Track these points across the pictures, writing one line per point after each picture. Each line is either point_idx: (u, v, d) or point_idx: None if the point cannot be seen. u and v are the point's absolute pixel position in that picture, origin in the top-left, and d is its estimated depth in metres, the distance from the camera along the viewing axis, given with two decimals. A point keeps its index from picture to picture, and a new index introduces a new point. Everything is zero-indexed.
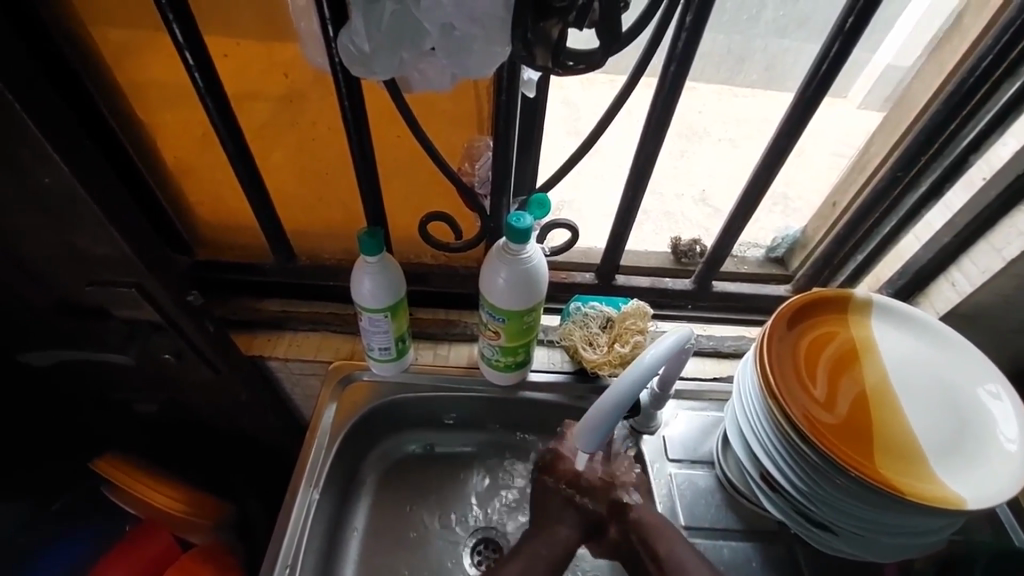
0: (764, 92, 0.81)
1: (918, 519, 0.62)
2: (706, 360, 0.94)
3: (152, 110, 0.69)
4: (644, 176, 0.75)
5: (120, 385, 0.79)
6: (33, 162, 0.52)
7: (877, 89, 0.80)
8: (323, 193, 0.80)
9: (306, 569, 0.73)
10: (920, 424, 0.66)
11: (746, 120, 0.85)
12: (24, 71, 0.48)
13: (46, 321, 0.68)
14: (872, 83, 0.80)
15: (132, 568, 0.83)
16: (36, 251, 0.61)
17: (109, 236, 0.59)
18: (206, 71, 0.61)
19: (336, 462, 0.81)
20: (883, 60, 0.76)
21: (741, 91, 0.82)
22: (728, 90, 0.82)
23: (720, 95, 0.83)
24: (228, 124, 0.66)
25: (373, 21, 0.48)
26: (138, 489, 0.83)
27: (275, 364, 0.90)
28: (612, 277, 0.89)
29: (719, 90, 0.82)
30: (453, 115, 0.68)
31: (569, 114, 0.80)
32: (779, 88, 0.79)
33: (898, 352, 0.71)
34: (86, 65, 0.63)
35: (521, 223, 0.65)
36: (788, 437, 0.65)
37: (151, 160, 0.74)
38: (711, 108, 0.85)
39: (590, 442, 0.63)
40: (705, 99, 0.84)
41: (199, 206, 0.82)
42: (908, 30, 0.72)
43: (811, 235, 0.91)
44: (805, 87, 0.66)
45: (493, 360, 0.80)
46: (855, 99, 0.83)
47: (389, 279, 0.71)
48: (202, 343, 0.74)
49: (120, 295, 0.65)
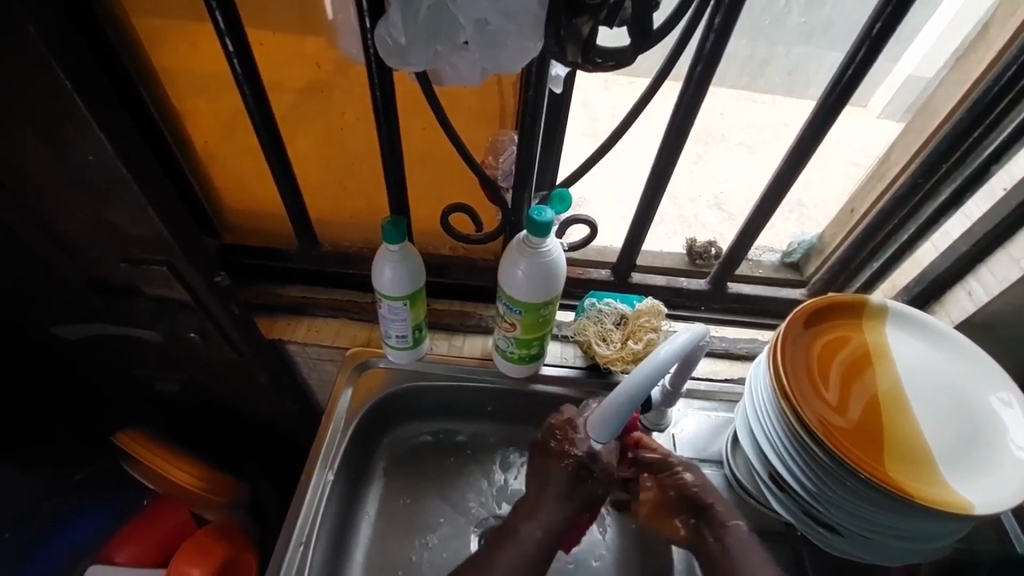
0: (783, 98, 0.82)
1: (927, 523, 0.63)
2: (718, 361, 0.94)
3: (188, 98, 0.71)
4: (666, 176, 0.75)
5: (145, 362, 0.81)
6: (79, 142, 0.54)
7: (898, 98, 0.80)
8: (348, 183, 0.81)
9: (319, 547, 0.75)
10: (932, 430, 0.67)
11: (764, 128, 0.86)
12: (77, 54, 0.50)
13: (77, 296, 0.70)
14: (894, 91, 0.79)
15: (151, 539, 0.86)
16: (73, 228, 0.63)
17: (147, 217, 0.62)
18: (244, 58, 0.63)
19: (351, 445, 0.83)
20: (906, 70, 0.76)
21: (760, 98, 0.83)
22: (746, 95, 0.83)
23: (739, 100, 0.84)
24: (262, 111, 0.68)
25: (409, 17, 0.49)
26: (154, 462, 0.86)
27: (294, 348, 0.92)
28: (628, 275, 0.90)
29: (737, 95, 0.84)
30: (478, 110, 0.69)
31: (589, 115, 0.81)
32: (801, 95, 0.80)
33: (911, 357, 0.71)
34: (128, 50, 0.65)
35: (542, 216, 0.66)
36: (799, 437, 0.65)
37: (184, 145, 0.76)
38: (728, 113, 0.86)
39: (604, 433, 0.65)
40: (725, 104, 0.86)
41: (227, 193, 0.84)
42: (932, 41, 0.72)
43: (828, 241, 0.91)
44: (829, 92, 0.66)
45: (508, 352, 0.82)
46: (874, 109, 0.83)
47: (410, 268, 0.73)
48: (227, 325, 0.76)
49: (152, 273, 0.68)
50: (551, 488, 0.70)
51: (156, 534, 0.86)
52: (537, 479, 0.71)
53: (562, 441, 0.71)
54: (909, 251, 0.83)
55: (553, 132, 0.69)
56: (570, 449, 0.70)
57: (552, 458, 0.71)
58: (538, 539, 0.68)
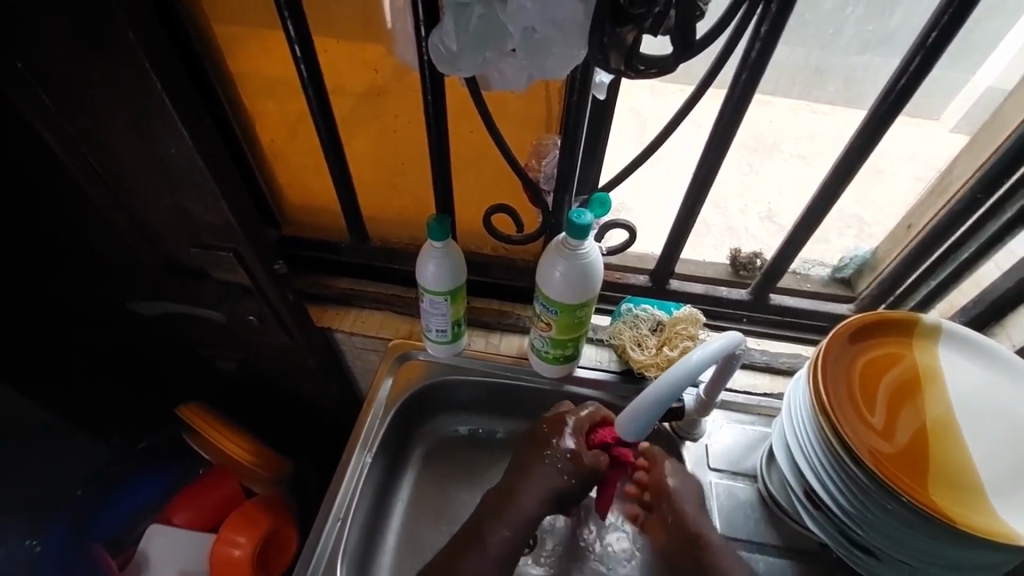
0: (843, 108, 0.80)
1: (973, 555, 0.60)
2: (758, 374, 0.92)
3: (258, 99, 0.77)
4: (708, 183, 0.75)
5: (208, 341, 0.88)
6: (165, 136, 0.61)
7: (972, 114, 0.79)
8: (398, 182, 0.86)
9: (355, 525, 0.79)
10: (986, 458, 0.63)
11: (820, 137, 0.85)
12: (169, 58, 0.57)
13: (153, 277, 0.77)
14: (968, 105, 0.78)
15: (204, 506, 0.92)
16: (154, 215, 0.70)
17: (219, 207, 0.68)
18: (310, 63, 0.69)
19: (389, 430, 0.87)
20: (984, 81, 0.74)
21: (821, 108, 0.82)
22: (806, 107, 0.83)
23: (797, 110, 0.84)
24: (323, 111, 0.73)
25: (462, 23, 0.52)
26: (213, 436, 0.92)
27: (340, 336, 0.97)
28: (666, 281, 0.90)
29: (796, 106, 0.83)
30: (523, 114, 0.72)
31: (636, 122, 0.82)
32: (858, 108, 0.79)
33: (965, 380, 0.68)
34: (209, 56, 0.72)
35: (581, 219, 0.68)
36: (836, 453, 0.64)
37: (253, 143, 0.83)
38: (783, 123, 0.86)
39: (633, 430, 0.66)
40: (780, 113, 0.85)
41: (288, 188, 0.90)
42: (1009, 56, 0.70)
43: (881, 257, 0.88)
44: (879, 104, 0.65)
45: (542, 351, 0.83)
46: (947, 122, 0.82)
47: (452, 262, 0.76)
48: (282, 310, 0.82)
49: (220, 259, 0.74)
50: (529, 479, 0.71)
51: (212, 501, 0.93)
52: (514, 471, 0.73)
53: (547, 434, 0.73)
54: (970, 268, 0.78)
55: (595, 138, 0.71)
56: (553, 445, 0.72)
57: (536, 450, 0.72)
58: (507, 537, 0.68)
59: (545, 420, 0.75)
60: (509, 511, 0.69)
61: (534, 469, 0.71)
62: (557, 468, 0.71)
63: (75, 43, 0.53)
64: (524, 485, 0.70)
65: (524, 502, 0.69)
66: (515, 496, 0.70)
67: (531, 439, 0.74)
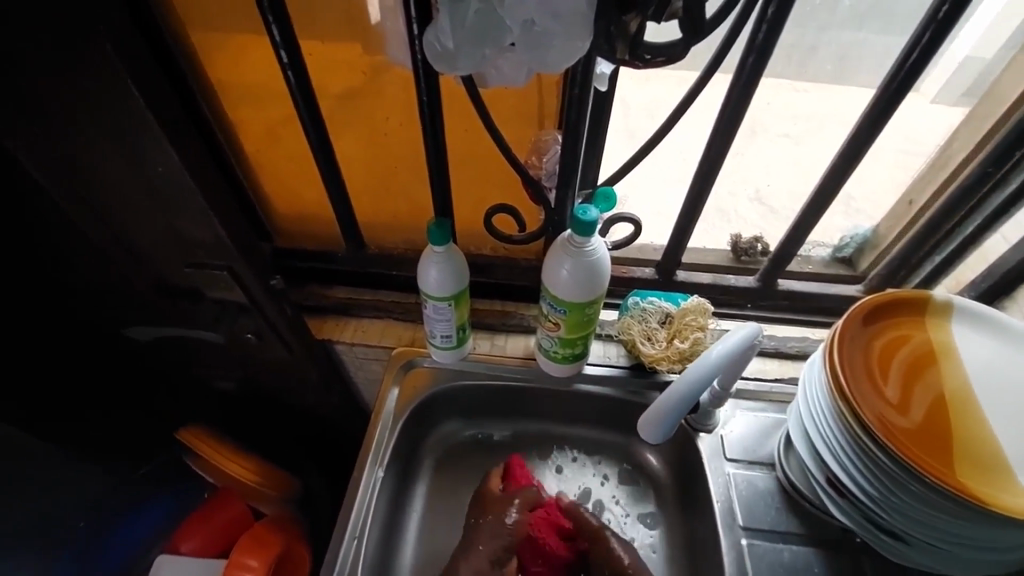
0: (826, 86, 0.79)
1: (1002, 534, 0.59)
2: (768, 360, 0.91)
3: (241, 107, 0.74)
4: (713, 173, 0.74)
5: (206, 361, 0.85)
6: (151, 154, 0.58)
7: (956, 81, 0.76)
8: (393, 185, 0.83)
9: (371, 542, 0.77)
10: (1007, 434, 0.63)
11: (805, 116, 0.83)
12: (149, 71, 0.54)
13: (144, 298, 0.74)
14: (948, 73, 0.76)
15: (211, 530, 0.90)
16: (142, 235, 0.67)
17: (211, 224, 0.65)
18: (297, 68, 0.66)
19: (400, 441, 0.85)
20: (964, 50, 0.72)
21: (803, 86, 0.80)
22: (788, 86, 0.80)
23: (778, 89, 0.81)
24: (314, 117, 0.71)
25: (457, 19, 0.50)
26: (213, 456, 0.89)
27: (341, 347, 0.95)
28: (673, 273, 0.89)
29: (777, 86, 0.81)
30: (521, 110, 0.70)
31: (623, 113, 0.81)
32: (844, 82, 0.78)
33: (982, 357, 0.68)
34: (189, 64, 0.69)
35: (586, 215, 0.66)
36: (857, 439, 0.63)
37: (239, 153, 0.80)
38: (767, 105, 0.83)
39: (661, 429, 0.71)
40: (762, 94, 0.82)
41: (277, 198, 0.87)
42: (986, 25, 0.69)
43: (883, 234, 0.87)
44: (886, 86, 0.64)
45: (550, 352, 0.82)
46: (928, 94, 0.80)
47: (454, 268, 0.74)
48: (281, 325, 0.80)
49: (214, 277, 0.71)
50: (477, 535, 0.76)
51: (214, 527, 0.90)
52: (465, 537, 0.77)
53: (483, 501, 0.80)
54: (976, 243, 0.78)
55: (596, 131, 0.69)
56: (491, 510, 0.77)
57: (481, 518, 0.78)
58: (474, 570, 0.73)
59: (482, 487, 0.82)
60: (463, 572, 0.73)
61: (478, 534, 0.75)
62: (502, 532, 0.75)
63: (51, 60, 0.50)
64: (474, 547, 0.74)
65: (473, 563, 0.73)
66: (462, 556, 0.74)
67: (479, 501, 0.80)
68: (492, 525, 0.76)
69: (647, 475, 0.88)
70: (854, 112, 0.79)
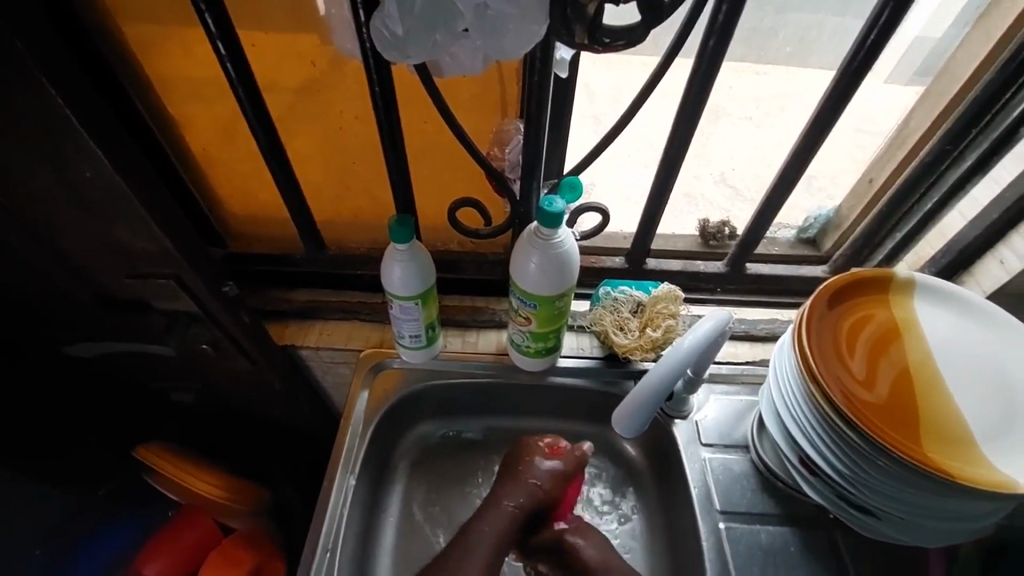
0: (789, 69, 0.79)
1: (968, 503, 0.60)
2: (740, 344, 0.92)
3: (183, 107, 0.70)
4: (678, 161, 0.74)
5: (160, 374, 0.80)
6: (76, 158, 0.53)
7: (904, 64, 0.75)
8: (351, 182, 0.80)
9: (345, 553, 0.74)
10: (970, 406, 0.64)
11: (764, 98, 0.83)
12: (66, 67, 0.49)
13: (85, 312, 0.69)
14: (896, 57, 0.75)
15: (175, 550, 0.85)
16: (76, 245, 0.62)
17: (150, 230, 0.60)
18: (238, 61, 0.61)
19: (370, 447, 0.82)
20: (910, 34, 0.71)
21: (765, 69, 0.79)
22: (750, 68, 0.79)
23: (741, 73, 0.80)
24: (260, 114, 0.66)
25: (405, 4, 0.47)
26: (174, 473, 0.85)
27: (307, 352, 0.91)
28: (643, 262, 0.88)
29: (737, 69, 0.80)
30: (479, 100, 0.67)
31: (586, 98, 0.78)
32: (802, 64, 0.77)
33: (943, 331, 0.69)
34: (118, 58, 0.64)
35: (552, 207, 0.64)
36: (828, 419, 0.64)
37: (183, 153, 0.75)
38: (726, 88, 0.82)
39: (634, 422, 0.70)
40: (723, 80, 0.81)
41: (229, 199, 0.83)
42: (931, 10, 0.68)
43: (845, 215, 0.88)
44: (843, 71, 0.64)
45: (523, 346, 0.80)
46: (882, 74, 0.78)
47: (419, 265, 0.71)
48: (237, 334, 0.76)
49: (160, 286, 0.67)
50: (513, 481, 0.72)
51: (179, 546, 0.86)
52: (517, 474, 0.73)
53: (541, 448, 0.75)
54: (933, 219, 0.80)
55: (559, 120, 0.67)
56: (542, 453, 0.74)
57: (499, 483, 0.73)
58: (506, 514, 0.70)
59: (512, 449, 0.76)
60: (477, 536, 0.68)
61: (506, 490, 0.71)
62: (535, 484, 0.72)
63: None
64: (499, 503, 0.70)
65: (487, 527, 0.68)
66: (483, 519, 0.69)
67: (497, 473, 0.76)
68: (523, 482, 0.72)
69: (626, 464, 0.88)
70: (812, 95, 0.79)
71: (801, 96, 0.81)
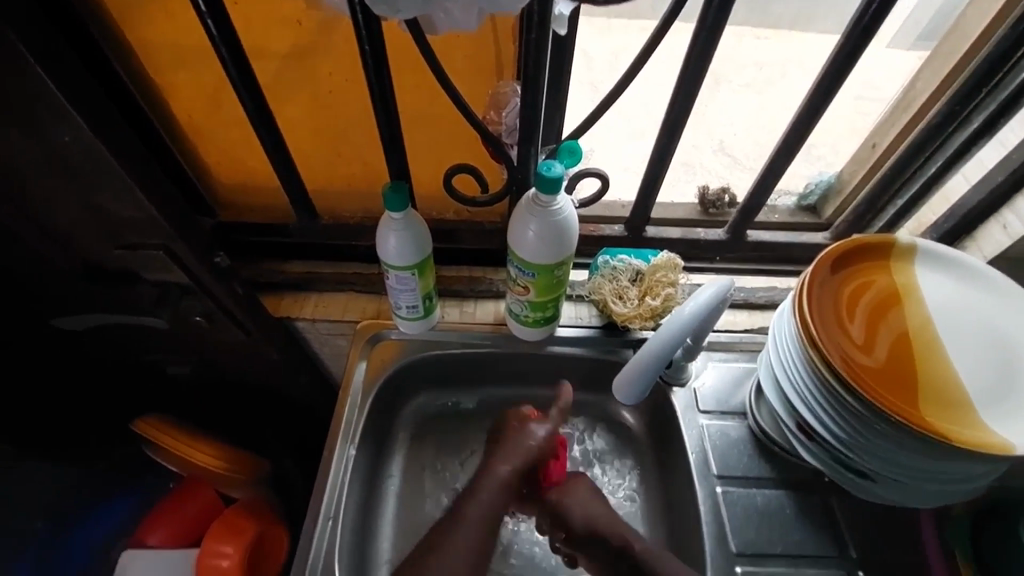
0: (789, 33, 0.81)
1: (962, 464, 0.61)
2: (739, 312, 0.91)
3: (165, 71, 0.66)
4: (680, 124, 0.71)
5: (154, 347, 0.79)
6: (52, 122, 0.51)
7: (906, 29, 0.77)
8: (343, 150, 0.77)
9: (348, 520, 0.75)
10: (968, 370, 0.64)
11: (767, 64, 0.83)
12: (34, 23, 0.46)
13: (73, 284, 0.68)
14: (897, 23, 0.77)
15: (180, 521, 0.88)
16: (60, 215, 0.60)
17: (135, 198, 0.58)
18: (220, 19, 0.58)
19: (370, 417, 0.82)
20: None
21: (765, 33, 0.81)
22: (750, 32, 0.81)
23: (740, 37, 0.81)
24: (245, 78, 0.63)
25: None
26: (173, 445, 0.84)
27: (303, 324, 0.90)
28: (642, 228, 0.86)
29: (739, 33, 0.81)
30: (474, 60, 0.65)
31: (583, 65, 0.77)
32: (805, 28, 0.80)
33: (943, 296, 0.69)
34: (93, 17, 0.60)
35: (551, 172, 0.62)
36: (827, 384, 0.64)
37: (167, 119, 0.72)
38: (728, 53, 0.82)
39: (634, 390, 0.71)
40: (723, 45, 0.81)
41: (218, 168, 0.80)
42: None
43: (846, 180, 0.87)
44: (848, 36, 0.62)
45: (522, 316, 0.80)
46: (881, 40, 0.80)
47: (415, 234, 0.70)
48: (231, 305, 0.75)
49: (149, 257, 0.65)
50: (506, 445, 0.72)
51: (183, 517, 0.88)
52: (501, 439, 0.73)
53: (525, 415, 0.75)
54: (937, 184, 0.78)
55: (558, 81, 0.65)
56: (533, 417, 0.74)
57: (493, 446, 0.73)
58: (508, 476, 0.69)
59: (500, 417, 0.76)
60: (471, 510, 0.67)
61: (502, 455, 0.70)
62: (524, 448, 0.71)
63: None
64: (494, 468, 0.70)
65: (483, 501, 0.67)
66: (472, 496, 0.68)
67: (489, 439, 0.75)
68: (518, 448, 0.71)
69: (624, 432, 0.88)
70: (813, 58, 0.80)
71: (803, 63, 0.82)
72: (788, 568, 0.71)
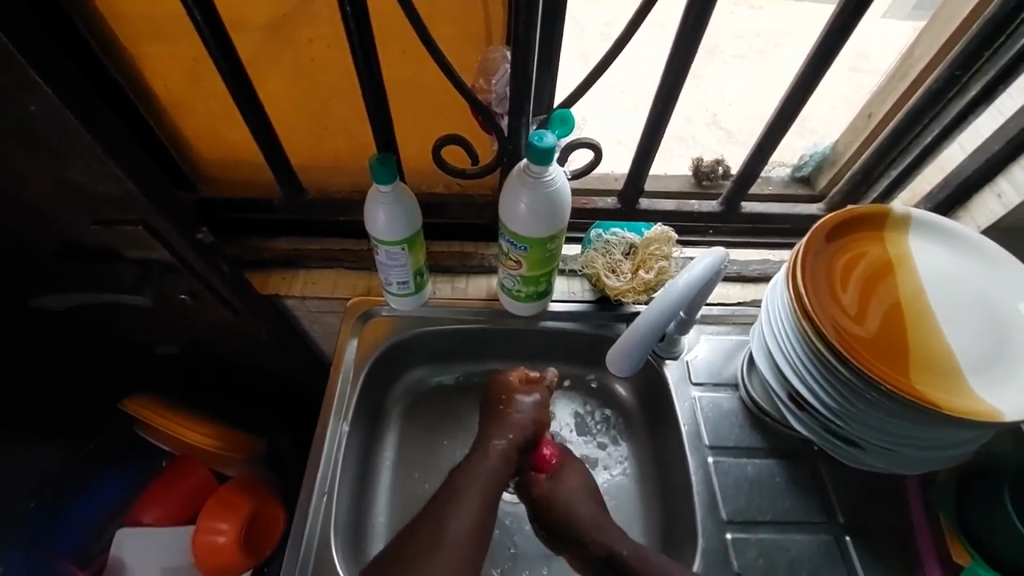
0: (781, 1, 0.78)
1: (950, 431, 0.62)
2: (731, 285, 0.91)
3: (136, 38, 0.63)
4: (675, 91, 0.68)
5: (140, 327, 0.78)
6: (14, 89, 0.48)
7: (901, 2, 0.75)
8: (327, 121, 0.74)
9: (343, 495, 0.75)
10: (958, 340, 0.65)
11: (759, 34, 0.80)
12: None
13: (52, 262, 0.65)
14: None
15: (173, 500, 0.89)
16: (32, 191, 0.58)
17: (112, 172, 0.56)
18: None
19: (363, 393, 0.81)
20: None
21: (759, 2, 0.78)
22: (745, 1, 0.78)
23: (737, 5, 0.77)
24: (223, 47, 0.60)
25: None
26: (164, 425, 0.84)
27: (292, 302, 0.89)
28: (635, 201, 0.85)
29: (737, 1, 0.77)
30: (464, 25, 0.62)
31: (573, 33, 0.74)
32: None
33: (935, 267, 0.69)
34: None
35: (542, 142, 0.61)
36: (820, 354, 0.64)
37: (141, 89, 0.69)
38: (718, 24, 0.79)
39: (625, 364, 0.71)
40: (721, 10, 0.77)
41: (198, 142, 0.77)
42: None
43: (841, 151, 0.86)
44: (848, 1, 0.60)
45: (514, 291, 0.79)
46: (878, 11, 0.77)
47: (404, 209, 0.68)
48: (219, 284, 0.73)
49: (130, 235, 0.63)
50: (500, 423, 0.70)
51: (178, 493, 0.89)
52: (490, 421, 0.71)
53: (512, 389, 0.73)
54: (932, 154, 0.77)
55: (550, 48, 0.62)
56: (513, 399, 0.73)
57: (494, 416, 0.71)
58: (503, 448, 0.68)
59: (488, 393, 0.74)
60: (468, 491, 0.65)
61: (493, 429, 0.70)
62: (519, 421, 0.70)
63: None
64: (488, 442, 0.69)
65: (468, 506, 0.64)
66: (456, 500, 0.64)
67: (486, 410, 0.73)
68: (507, 419, 0.70)
69: (618, 405, 0.89)
70: (810, 32, 0.78)
71: (798, 37, 0.80)
72: (777, 534, 0.72)
